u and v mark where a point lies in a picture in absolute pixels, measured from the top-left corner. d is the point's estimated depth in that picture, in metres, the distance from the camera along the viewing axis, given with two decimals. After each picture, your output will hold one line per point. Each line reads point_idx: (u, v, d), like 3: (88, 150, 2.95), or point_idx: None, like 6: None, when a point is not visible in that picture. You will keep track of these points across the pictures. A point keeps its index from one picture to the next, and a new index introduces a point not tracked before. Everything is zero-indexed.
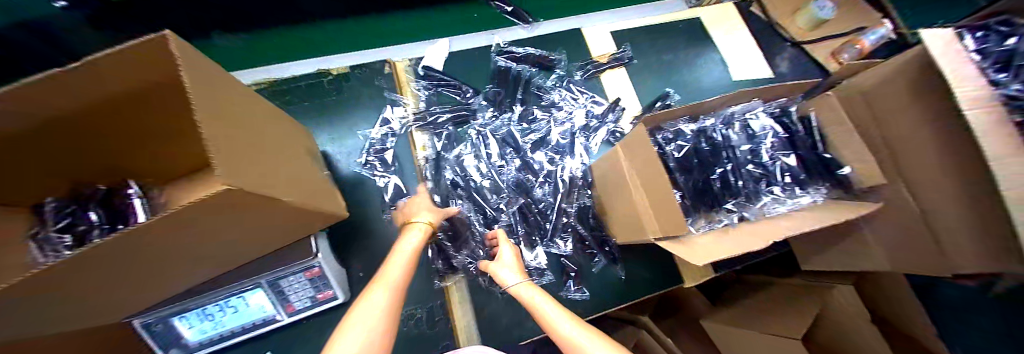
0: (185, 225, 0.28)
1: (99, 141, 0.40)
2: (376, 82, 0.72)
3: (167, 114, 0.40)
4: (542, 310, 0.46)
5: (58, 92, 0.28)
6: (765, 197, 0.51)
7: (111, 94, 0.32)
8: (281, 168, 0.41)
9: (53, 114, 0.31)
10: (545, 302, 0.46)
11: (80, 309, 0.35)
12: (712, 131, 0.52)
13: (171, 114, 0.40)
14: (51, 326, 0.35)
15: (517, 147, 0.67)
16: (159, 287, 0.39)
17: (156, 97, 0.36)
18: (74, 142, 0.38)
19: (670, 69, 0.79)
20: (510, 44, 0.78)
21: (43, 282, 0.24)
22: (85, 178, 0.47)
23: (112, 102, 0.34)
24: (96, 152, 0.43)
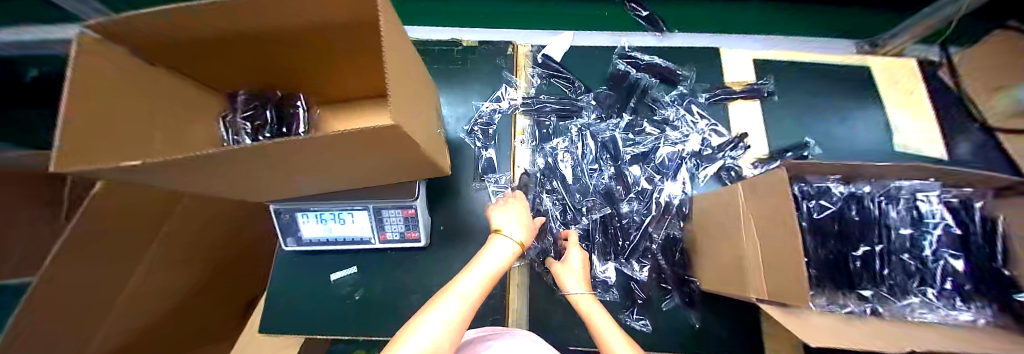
0: (351, 138, 0.32)
1: (273, 56, 0.49)
2: (495, 60, 0.75)
3: (336, 48, 0.47)
4: (601, 328, 0.44)
5: (283, 4, 0.34)
6: (912, 297, 0.43)
7: (321, 19, 0.39)
8: (420, 116, 0.45)
9: (262, 22, 0.38)
10: (606, 320, 0.45)
11: (241, 180, 0.43)
12: (867, 201, 0.46)
13: (338, 49, 0.47)
14: (224, 184, 0.45)
15: (616, 156, 0.66)
16: (296, 183, 0.47)
17: (347, 31, 0.42)
18: (266, 55, 0.48)
19: (811, 118, 0.70)
20: (635, 49, 0.75)
21: (251, 150, 0.30)
22: (271, 83, 0.58)
23: (314, 25, 0.40)
24: (272, 67, 0.52)
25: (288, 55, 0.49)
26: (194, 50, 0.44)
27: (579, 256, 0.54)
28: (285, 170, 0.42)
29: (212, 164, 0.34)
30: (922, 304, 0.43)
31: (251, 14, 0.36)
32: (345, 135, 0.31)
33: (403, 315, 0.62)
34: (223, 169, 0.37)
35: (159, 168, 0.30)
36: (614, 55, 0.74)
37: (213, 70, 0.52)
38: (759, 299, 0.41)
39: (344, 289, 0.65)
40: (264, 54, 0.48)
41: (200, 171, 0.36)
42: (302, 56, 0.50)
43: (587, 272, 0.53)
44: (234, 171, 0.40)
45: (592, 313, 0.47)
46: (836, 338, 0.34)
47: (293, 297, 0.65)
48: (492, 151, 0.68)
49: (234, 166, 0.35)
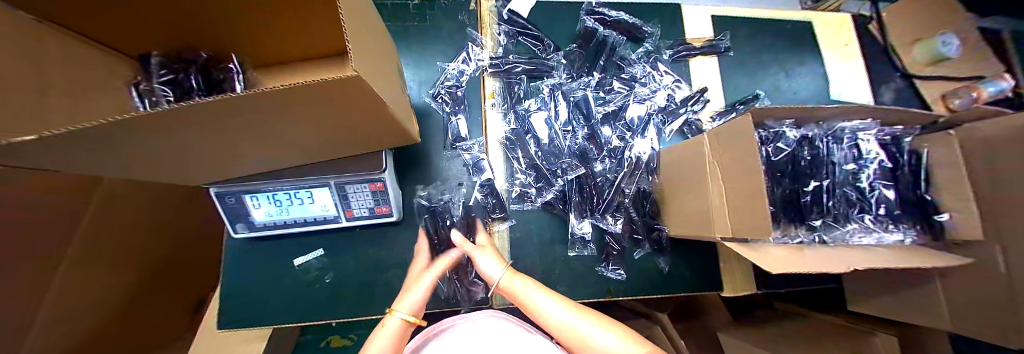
0: (306, 97, 0.28)
1: (185, 10, 0.40)
2: (459, 17, 0.70)
3: (258, 8, 0.39)
4: (527, 298, 0.47)
5: None
6: (852, 223, 0.49)
7: None
8: (385, 74, 0.41)
9: None
10: (530, 288, 0.48)
11: (167, 159, 0.36)
12: (817, 141, 0.49)
13: (262, 9, 0.40)
14: (163, 166, 0.38)
15: (587, 115, 0.65)
16: (240, 160, 0.41)
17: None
18: (175, 8, 0.40)
19: (764, 71, 0.74)
20: (602, 5, 0.73)
21: (195, 115, 0.26)
22: (190, 41, 0.48)
23: None
24: (184, 23, 0.43)
25: (198, 8, 0.40)
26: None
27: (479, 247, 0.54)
28: (222, 145, 0.36)
29: (147, 139, 0.29)
30: (859, 228, 0.49)
31: None
32: (303, 96, 0.27)
33: (381, 294, 0.59)
34: (150, 146, 0.31)
35: (81, 144, 0.25)
36: (582, 12, 0.72)
37: (104, 22, 0.40)
38: (725, 238, 0.43)
39: (310, 273, 0.60)
40: (175, 4, 0.38)
41: (132, 148, 0.30)
42: (223, 9, 0.40)
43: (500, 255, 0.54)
44: (154, 151, 0.34)
45: (523, 290, 0.48)
46: (792, 266, 0.38)
47: (253, 291, 0.59)
48: (459, 115, 0.65)
49: (154, 139, 0.29)
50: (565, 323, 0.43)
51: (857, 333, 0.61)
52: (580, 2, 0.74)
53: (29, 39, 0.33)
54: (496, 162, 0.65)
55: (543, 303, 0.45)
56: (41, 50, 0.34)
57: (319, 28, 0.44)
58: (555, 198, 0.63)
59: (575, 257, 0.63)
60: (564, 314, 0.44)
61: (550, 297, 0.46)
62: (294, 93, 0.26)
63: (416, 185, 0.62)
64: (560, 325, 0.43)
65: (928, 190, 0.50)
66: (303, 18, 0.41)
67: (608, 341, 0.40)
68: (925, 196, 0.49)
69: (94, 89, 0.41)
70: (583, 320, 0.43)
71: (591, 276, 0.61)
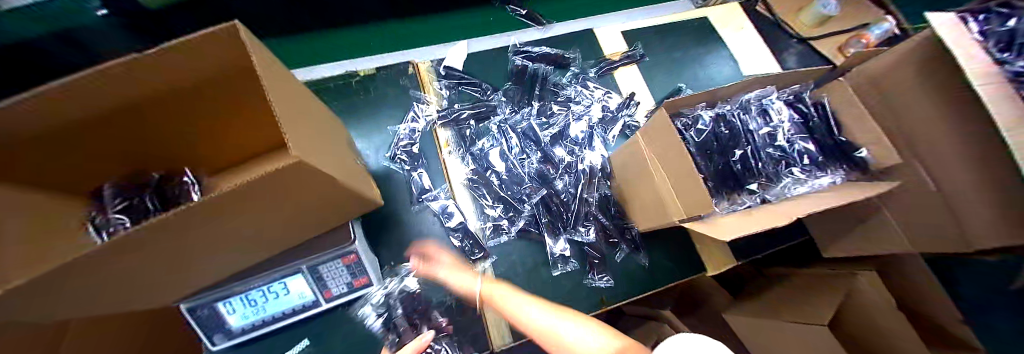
0: (254, 194, 0.30)
1: (147, 133, 0.45)
2: (400, 82, 0.76)
3: (216, 110, 0.46)
4: (509, 305, 0.53)
5: (124, 79, 0.32)
6: (785, 178, 0.54)
7: (181, 82, 0.37)
8: (333, 153, 0.44)
9: (123, 103, 0.37)
10: (513, 296, 0.54)
11: (123, 288, 0.36)
12: (731, 116, 0.55)
13: (219, 112, 0.46)
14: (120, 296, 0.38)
15: (537, 141, 0.70)
16: (202, 269, 0.41)
17: (223, 93, 0.42)
18: (139, 133, 0.44)
19: (679, 65, 0.83)
20: (526, 44, 0.82)
21: (144, 240, 0.27)
22: (145, 162, 0.51)
23: (191, 90, 0.40)
24: (144, 147, 0.47)
25: (158, 125, 0.44)
26: (51, 152, 0.39)
27: (448, 257, 0.60)
28: (178, 259, 0.36)
29: (101, 270, 0.30)
30: (793, 181, 0.53)
31: (102, 95, 0.33)
32: (249, 194, 0.29)
33: None
34: (103, 280, 0.32)
35: (26, 296, 0.25)
36: (509, 53, 0.80)
37: (67, 168, 0.43)
38: (682, 220, 0.45)
39: None
40: (144, 129, 0.44)
41: (83, 286, 0.30)
42: (185, 121, 0.46)
43: (460, 265, 0.60)
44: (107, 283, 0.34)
45: (503, 297, 0.54)
46: (741, 231, 0.41)
47: None
48: (417, 170, 0.68)
49: (100, 273, 0.29)
50: (542, 322, 0.50)
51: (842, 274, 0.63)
52: (507, 46, 0.82)
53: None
54: (464, 204, 0.67)
55: (530, 310, 0.52)
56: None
57: (269, 114, 0.50)
58: (526, 224, 0.65)
59: (562, 276, 0.63)
60: (543, 316, 0.51)
61: (529, 301, 0.53)
62: (240, 193, 0.28)
63: (391, 247, 0.63)
64: (537, 325, 0.50)
65: (839, 133, 0.55)
66: (253, 108, 0.48)
67: (578, 333, 0.48)
68: (839, 138, 0.55)
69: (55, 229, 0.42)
70: (559, 320, 0.51)
71: (580, 289, 0.62)
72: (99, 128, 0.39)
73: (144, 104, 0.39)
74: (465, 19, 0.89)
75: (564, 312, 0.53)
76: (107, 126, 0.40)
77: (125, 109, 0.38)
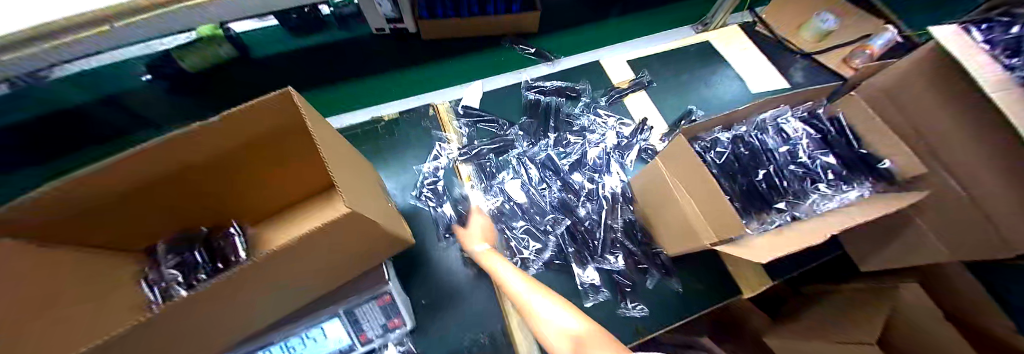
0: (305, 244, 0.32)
1: (202, 191, 0.49)
2: (422, 124, 0.81)
3: (263, 165, 0.50)
4: (498, 271, 0.50)
5: (202, 141, 0.38)
6: (812, 195, 0.54)
7: (241, 143, 0.43)
8: (372, 200, 0.46)
9: (192, 163, 0.41)
10: (500, 261, 0.51)
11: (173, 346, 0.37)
12: (747, 137, 0.57)
13: (267, 166, 0.51)
14: None
15: (556, 170, 0.73)
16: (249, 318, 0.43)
17: (271, 147, 0.47)
18: (196, 192, 0.49)
19: (686, 88, 0.86)
20: (537, 79, 0.87)
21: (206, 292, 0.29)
22: (193, 219, 0.54)
23: (245, 149, 0.45)
24: (197, 205, 0.51)
25: (212, 183, 0.48)
26: (119, 209, 0.43)
27: (479, 222, 0.61)
28: (229, 311, 0.37)
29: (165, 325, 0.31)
30: (820, 197, 0.53)
31: (178, 155, 0.38)
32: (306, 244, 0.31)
33: None
34: (163, 335, 0.33)
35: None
36: (522, 89, 0.85)
37: (130, 225, 0.47)
38: (716, 245, 0.45)
39: None
40: (201, 186, 0.48)
41: (144, 343, 0.31)
42: (236, 178, 0.50)
43: (489, 232, 0.61)
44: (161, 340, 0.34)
45: (495, 263, 0.51)
46: (776, 251, 0.41)
47: None
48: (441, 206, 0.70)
49: (163, 329, 0.31)
50: (522, 291, 0.44)
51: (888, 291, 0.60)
52: (519, 83, 0.87)
53: (51, 262, 0.36)
54: None
55: (516, 284, 0.45)
56: (64, 271, 0.38)
57: (308, 166, 0.54)
58: (553, 254, 0.65)
59: (594, 307, 0.61)
60: (521, 283, 0.45)
61: (515, 271, 0.48)
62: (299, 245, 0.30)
63: (422, 286, 0.64)
64: (518, 292, 0.44)
65: (859, 146, 0.55)
66: (295, 161, 0.53)
67: (558, 315, 0.39)
68: (861, 151, 0.55)
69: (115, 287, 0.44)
70: (539, 295, 0.42)
71: (615, 320, 0.60)
72: (164, 186, 0.44)
73: (201, 166, 0.43)
74: (473, 60, 0.93)
75: (564, 301, 0.42)
76: (171, 184, 0.44)
77: (192, 169, 0.43)
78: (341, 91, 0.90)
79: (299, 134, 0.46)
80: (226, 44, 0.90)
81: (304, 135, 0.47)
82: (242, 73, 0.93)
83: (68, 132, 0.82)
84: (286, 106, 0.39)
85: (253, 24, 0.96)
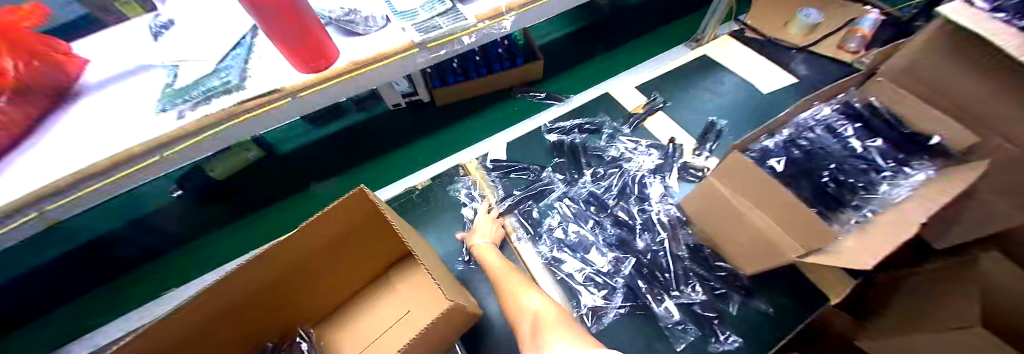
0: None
1: (272, 305, 0.48)
2: (455, 185, 0.81)
3: (331, 265, 0.50)
4: (531, 308, 0.48)
5: (286, 251, 0.40)
6: (883, 185, 0.52)
7: (316, 247, 0.44)
8: (442, 283, 0.44)
9: (271, 274, 0.42)
10: (536, 300, 0.50)
11: None
12: (797, 141, 0.57)
13: (335, 265, 0.51)
14: None
15: (602, 205, 0.71)
16: None
17: (340, 246, 0.48)
18: (268, 306, 0.48)
19: (701, 101, 0.88)
20: (555, 120, 0.89)
21: None
22: (258, 337, 0.51)
23: (318, 252, 0.45)
24: (264, 320, 0.49)
25: (283, 293, 0.48)
26: (198, 336, 0.41)
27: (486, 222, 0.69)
28: None
29: None
30: (893, 186, 0.52)
31: (264, 267, 0.39)
32: None
33: None
34: None
35: None
36: (544, 133, 0.87)
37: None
38: (804, 256, 0.43)
39: None
40: (274, 300, 0.47)
41: None
42: (306, 284, 0.50)
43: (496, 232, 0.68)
44: None
45: (530, 299, 0.50)
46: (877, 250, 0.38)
47: None
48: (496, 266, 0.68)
49: None
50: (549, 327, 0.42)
51: (965, 260, 0.55)
52: (539, 126, 0.89)
53: None
54: (550, 290, 0.64)
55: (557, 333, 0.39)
56: None
57: (370, 256, 0.55)
58: (624, 297, 0.61)
59: (687, 350, 0.56)
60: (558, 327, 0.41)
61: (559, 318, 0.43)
62: None
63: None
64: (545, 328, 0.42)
65: (903, 126, 0.55)
66: (359, 254, 0.53)
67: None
68: (907, 130, 0.55)
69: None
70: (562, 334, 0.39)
71: None
72: (242, 305, 0.43)
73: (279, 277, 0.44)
74: (488, 115, 0.96)
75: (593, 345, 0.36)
76: (249, 301, 0.43)
77: (269, 281, 0.43)
78: (370, 169, 0.92)
79: (366, 227, 0.48)
80: (254, 147, 0.94)
81: (369, 229, 0.49)
82: (270, 169, 0.96)
83: (106, 261, 0.83)
84: (365, 204, 0.42)
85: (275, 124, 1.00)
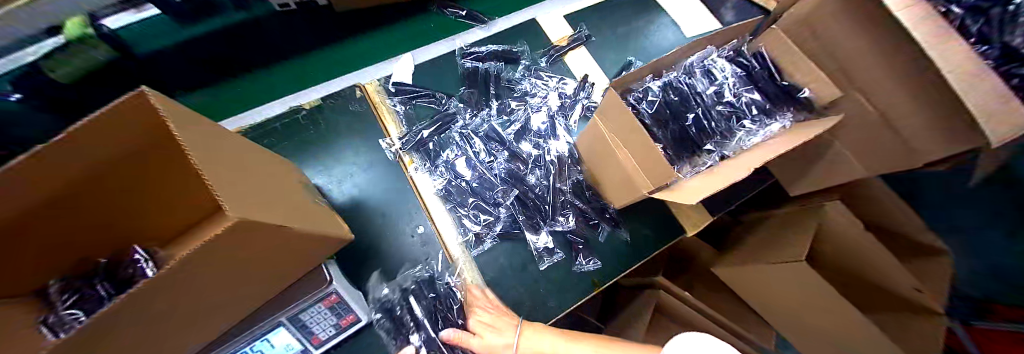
0: (212, 264, 0.28)
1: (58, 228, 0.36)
2: (350, 108, 0.73)
3: (139, 179, 0.37)
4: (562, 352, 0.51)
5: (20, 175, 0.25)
6: (738, 132, 0.56)
7: (88, 160, 0.29)
8: (289, 203, 0.41)
9: (25, 199, 0.28)
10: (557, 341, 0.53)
11: None
12: (679, 84, 0.57)
13: (144, 180, 0.38)
14: None
15: (502, 140, 0.70)
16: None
17: (151, 155, 0.34)
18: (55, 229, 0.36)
19: (626, 39, 0.84)
20: (471, 45, 0.81)
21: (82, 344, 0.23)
22: (73, 252, 0.41)
23: (96, 167, 0.31)
24: (69, 240, 0.39)
25: (70, 215, 0.35)
26: None
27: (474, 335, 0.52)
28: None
29: None
30: (746, 133, 0.55)
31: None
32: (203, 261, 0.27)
33: None
34: None
35: None
36: (457, 57, 0.79)
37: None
38: (652, 192, 0.46)
39: None
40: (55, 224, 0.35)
41: None
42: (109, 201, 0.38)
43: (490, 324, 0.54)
44: None
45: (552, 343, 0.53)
46: (706, 190, 0.42)
47: None
48: (383, 195, 0.66)
49: None
50: None
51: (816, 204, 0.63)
52: (452, 51, 0.80)
53: None
54: (441, 217, 0.65)
55: None
56: None
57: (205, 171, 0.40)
58: (506, 226, 0.65)
59: (550, 269, 0.63)
60: None
61: None
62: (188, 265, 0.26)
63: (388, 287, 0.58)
64: None
65: (781, 78, 0.57)
66: (181, 170, 0.39)
67: None
68: (783, 82, 0.56)
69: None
70: None
71: (570, 277, 0.63)
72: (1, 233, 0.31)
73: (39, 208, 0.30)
74: (398, 31, 0.86)
75: None
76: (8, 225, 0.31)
77: (34, 206, 0.30)
78: (263, 80, 0.83)
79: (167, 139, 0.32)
80: (101, 45, 0.65)
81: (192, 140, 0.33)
82: None
83: None
84: (150, 113, 0.27)
85: (127, 17, 0.69)
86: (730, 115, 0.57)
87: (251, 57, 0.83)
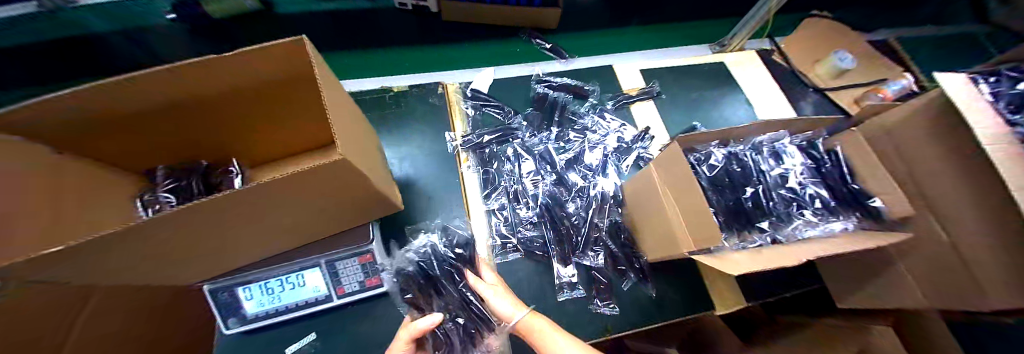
0: (298, 186, 0.33)
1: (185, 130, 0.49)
2: (429, 99, 0.82)
3: (250, 113, 0.50)
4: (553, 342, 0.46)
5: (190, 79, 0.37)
6: (796, 220, 0.54)
7: (239, 87, 0.42)
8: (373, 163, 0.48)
9: (181, 99, 0.41)
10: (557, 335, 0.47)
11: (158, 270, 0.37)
12: (743, 156, 0.58)
13: (254, 114, 0.50)
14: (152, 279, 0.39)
15: (553, 164, 0.74)
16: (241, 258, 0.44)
17: (272, 95, 0.47)
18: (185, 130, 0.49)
19: (696, 106, 0.87)
20: (548, 74, 0.89)
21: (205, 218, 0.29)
22: (191, 154, 0.55)
23: (235, 93, 0.44)
24: (189, 142, 0.52)
25: (201, 123, 0.48)
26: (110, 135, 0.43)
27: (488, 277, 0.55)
28: (217, 246, 0.38)
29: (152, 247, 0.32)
30: (804, 223, 0.54)
31: (160, 88, 0.37)
32: (309, 182, 0.33)
33: None
34: (152, 257, 0.34)
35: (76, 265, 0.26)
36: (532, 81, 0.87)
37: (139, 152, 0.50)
38: (692, 252, 0.46)
39: None
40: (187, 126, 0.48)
41: (131, 262, 0.32)
42: (227, 122, 0.50)
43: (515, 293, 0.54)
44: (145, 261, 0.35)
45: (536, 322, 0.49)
46: (754, 265, 0.42)
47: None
48: (433, 180, 0.71)
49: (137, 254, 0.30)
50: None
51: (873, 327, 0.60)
52: (530, 75, 0.88)
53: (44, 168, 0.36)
54: (478, 217, 0.69)
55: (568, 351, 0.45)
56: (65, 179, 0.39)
57: (300, 113, 0.53)
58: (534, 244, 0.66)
59: (567, 302, 0.61)
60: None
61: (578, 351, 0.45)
62: (301, 180, 0.32)
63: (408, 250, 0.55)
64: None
65: (853, 181, 0.56)
66: (281, 111, 0.51)
67: None
68: (854, 186, 0.55)
69: (110, 197, 0.46)
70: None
71: (585, 316, 0.60)
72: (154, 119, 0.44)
73: (188, 106, 0.43)
74: (489, 46, 1.03)
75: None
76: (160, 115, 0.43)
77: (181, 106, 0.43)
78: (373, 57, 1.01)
79: (295, 80, 0.45)
80: None
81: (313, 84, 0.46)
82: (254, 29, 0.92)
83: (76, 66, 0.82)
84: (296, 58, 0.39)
85: None
86: (792, 205, 0.56)
87: (362, 36, 0.98)
